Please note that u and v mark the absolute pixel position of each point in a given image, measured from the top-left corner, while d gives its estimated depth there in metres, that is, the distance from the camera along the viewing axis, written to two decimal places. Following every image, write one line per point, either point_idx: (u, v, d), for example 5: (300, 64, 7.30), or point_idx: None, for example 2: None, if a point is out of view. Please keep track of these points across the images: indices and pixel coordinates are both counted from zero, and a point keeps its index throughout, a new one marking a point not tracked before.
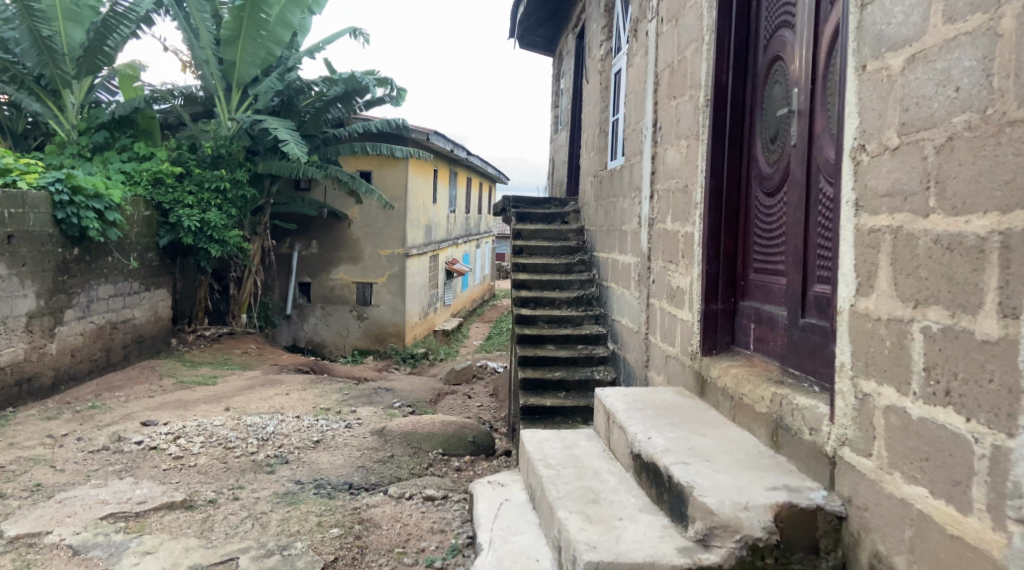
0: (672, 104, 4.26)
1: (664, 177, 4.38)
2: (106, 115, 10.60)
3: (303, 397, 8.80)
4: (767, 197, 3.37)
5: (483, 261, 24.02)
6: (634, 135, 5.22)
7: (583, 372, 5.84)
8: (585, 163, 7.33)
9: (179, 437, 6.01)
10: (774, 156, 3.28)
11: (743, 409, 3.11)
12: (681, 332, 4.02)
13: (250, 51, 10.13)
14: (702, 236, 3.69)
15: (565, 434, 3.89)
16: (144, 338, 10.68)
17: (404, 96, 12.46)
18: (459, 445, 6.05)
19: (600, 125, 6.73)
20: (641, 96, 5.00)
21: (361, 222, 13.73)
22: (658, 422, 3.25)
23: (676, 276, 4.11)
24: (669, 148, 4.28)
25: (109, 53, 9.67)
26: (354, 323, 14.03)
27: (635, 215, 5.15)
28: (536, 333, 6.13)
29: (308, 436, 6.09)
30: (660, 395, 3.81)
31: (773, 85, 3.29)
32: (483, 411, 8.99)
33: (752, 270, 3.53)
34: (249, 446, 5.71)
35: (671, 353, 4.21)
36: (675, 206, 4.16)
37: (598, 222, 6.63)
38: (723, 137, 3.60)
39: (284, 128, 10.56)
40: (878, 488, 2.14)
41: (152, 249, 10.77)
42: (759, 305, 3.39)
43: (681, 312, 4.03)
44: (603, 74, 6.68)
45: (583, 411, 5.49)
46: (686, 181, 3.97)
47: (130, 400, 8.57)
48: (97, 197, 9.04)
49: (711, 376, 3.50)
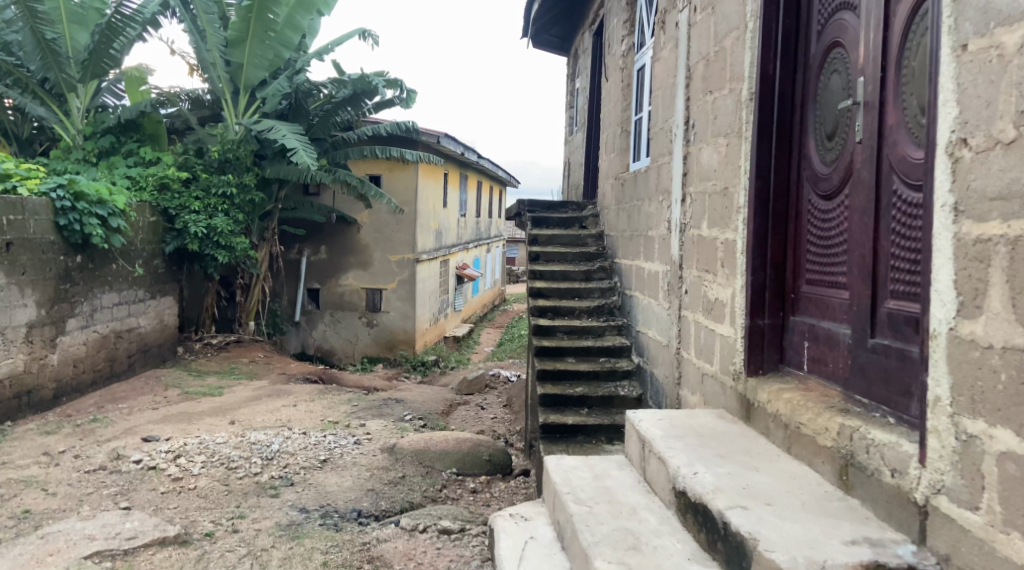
0: (707, 100, 3.92)
1: (698, 178, 4.03)
2: (111, 119, 10.29)
3: (311, 409, 8.49)
4: (823, 201, 3.02)
5: (494, 265, 23.71)
6: (662, 135, 4.86)
7: (607, 388, 5.48)
8: (605, 165, 6.97)
9: (180, 455, 5.70)
10: (832, 154, 2.94)
11: (802, 441, 2.76)
12: (721, 349, 3.66)
13: (258, 53, 9.86)
14: (747, 244, 3.33)
15: (594, 461, 3.55)
16: (149, 347, 10.40)
17: (414, 98, 12.17)
18: (475, 465, 5.74)
19: (621, 125, 6.37)
20: (670, 93, 4.65)
21: (371, 226, 13.43)
22: (702, 454, 2.89)
23: (713, 287, 3.76)
24: (706, 147, 3.92)
25: (115, 56, 9.42)
26: (363, 331, 13.71)
27: (663, 221, 4.79)
28: (555, 344, 5.77)
29: (315, 454, 5.75)
30: (698, 418, 3.46)
31: (830, 75, 2.94)
32: (497, 424, 8.65)
33: (804, 281, 3.17)
34: (252, 466, 5.39)
35: (708, 371, 3.85)
36: (712, 210, 3.80)
37: (620, 227, 6.27)
38: (770, 133, 3.26)
39: (292, 133, 10.28)
40: (987, 549, 1.80)
41: (158, 256, 10.49)
42: (815, 321, 3.03)
43: (720, 327, 3.67)
44: (625, 71, 6.32)
45: (607, 430, 5.13)
46: (725, 184, 3.62)
47: (132, 413, 8.28)
48: (100, 203, 8.77)
49: (759, 400, 3.15)
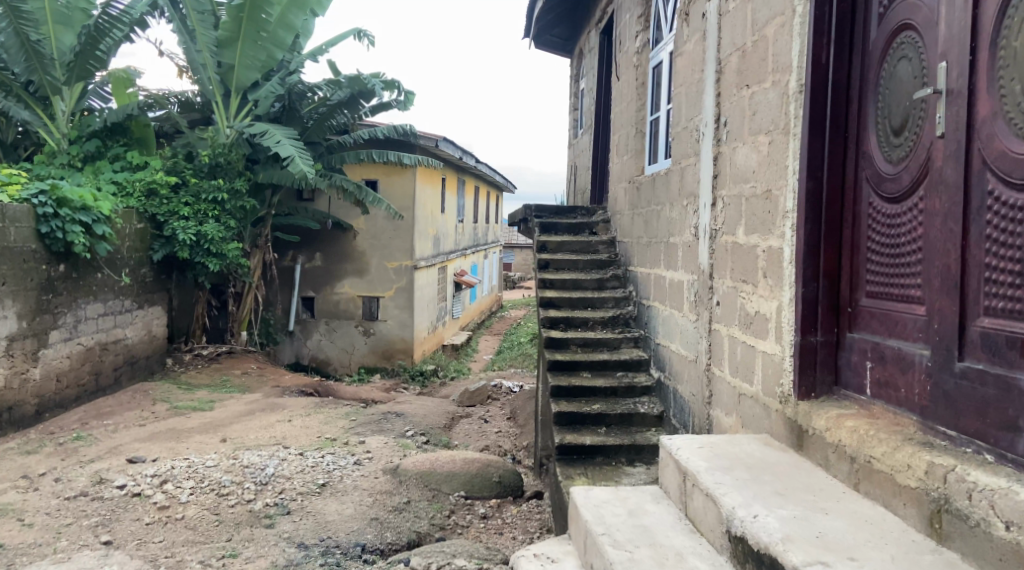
0: (743, 94, 3.59)
1: (734, 180, 3.69)
2: (98, 122, 9.91)
3: (307, 424, 8.12)
4: (887, 204, 2.68)
5: (491, 271, 23.33)
6: (686, 134, 4.54)
7: (626, 405, 5.13)
8: (616, 169, 6.65)
9: (167, 480, 5.32)
10: (899, 150, 2.60)
11: (877, 479, 2.41)
12: (763, 368, 3.32)
13: (250, 54, 9.51)
14: (798, 252, 2.98)
15: (625, 494, 3.20)
16: (137, 359, 10.00)
17: (412, 101, 11.85)
18: (484, 487, 5.41)
19: (636, 126, 6.04)
20: (697, 89, 4.32)
21: (367, 232, 13.05)
22: (758, 491, 2.54)
23: (753, 299, 3.42)
24: (743, 146, 3.58)
25: (102, 58, 9.07)
26: (360, 339, 13.29)
27: (688, 226, 4.47)
28: (569, 359, 5.43)
29: (313, 477, 5.38)
30: (742, 446, 3.10)
31: (897, 61, 2.62)
32: (502, 439, 8.29)
33: (863, 294, 2.82)
34: (245, 492, 5.02)
35: (746, 391, 3.50)
36: (751, 215, 3.47)
37: (635, 234, 5.94)
38: (823, 129, 2.92)
39: (286, 138, 9.90)
40: None
41: (145, 264, 10.09)
42: (879, 339, 2.68)
43: (762, 342, 3.32)
44: (639, 69, 6.01)
45: (628, 451, 4.77)
46: (767, 185, 3.29)
47: (119, 430, 7.89)
48: (85, 209, 8.37)
49: (815, 427, 2.80)
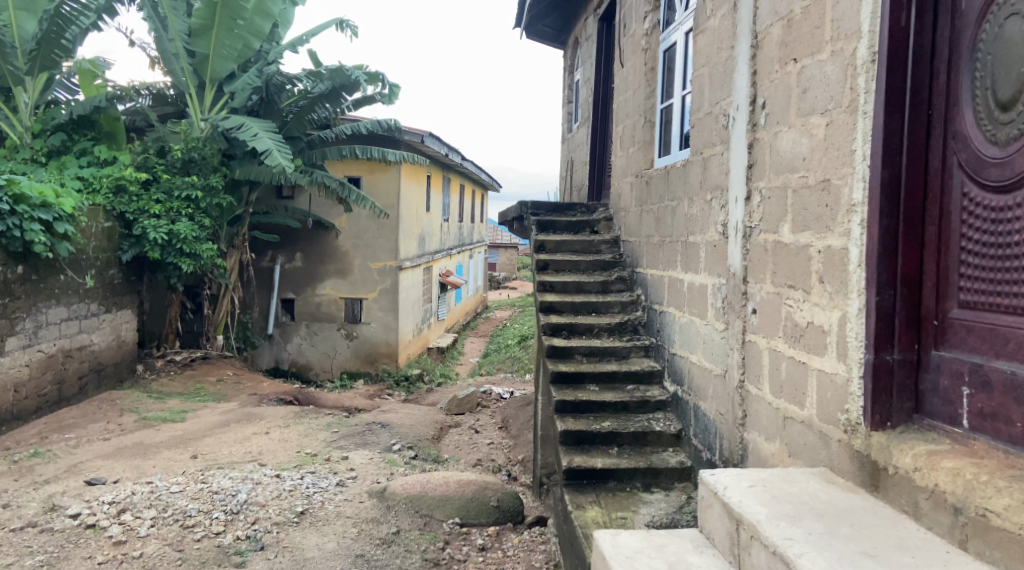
0: (789, 69, 3.10)
1: (777, 169, 3.20)
2: (63, 114, 9.29)
3: (285, 437, 7.55)
4: (988, 194, 2.21)
5: (476, 271, 22.73)
6: (709, 121, 4.06)
7: (639, 422, 4.61)
8: (620, 163, 6.15)
9: (126, 508, 4.72)
10: (1011, 130, 2.13)
11: (997, 538, 1.98)
12: (818, 390, 2.83)
13: (226, 42, 8.88)
14: (872, 252, 2.49)
15: (660, 541, 2.70)
16: (104, 366, 9.35)
17: (397, 94, 11.29)
18: (480, 512, 4.90)
19: (645, 114, 5.54)
20: (726, 68, 3.83)
21: (350, 231, 12.46)
22: (843, 553, 2.05)
23: (803, 309, 2.94)
24: (787, 132, 3.10)
25: (68, 47, 8.33)
26: (342, 343, 12.70)
27: (713, 223, 3.98)
28: (574, 371, 4.93)
29: (291, 504, 4.81)
30: (801, 484, 2.60)
31: (1006, 20, 2.14)
32: (495, 452, 7.77)
33: (954, 303, 2.34)
34: (214, 523, 4.46)
35: (795, 415, 3.01)
36: (800, 210, 2.98)
37: (644, 233, 5.45)
38: (901, 105, 2.43)
39: (265, 132, 9.30)
40: None
41: (113, 265, 9.45)
42: (981, 360, 2.21)
43: (817, 359, 2.83)
44: (648, 52, 5.50)
45: (644, 475, 4.27)
46: (823, 175, 2.80)
47: (81, 445, 7.26)
48: (45, 206, 7.70)
49: (898, 466, 2.33)
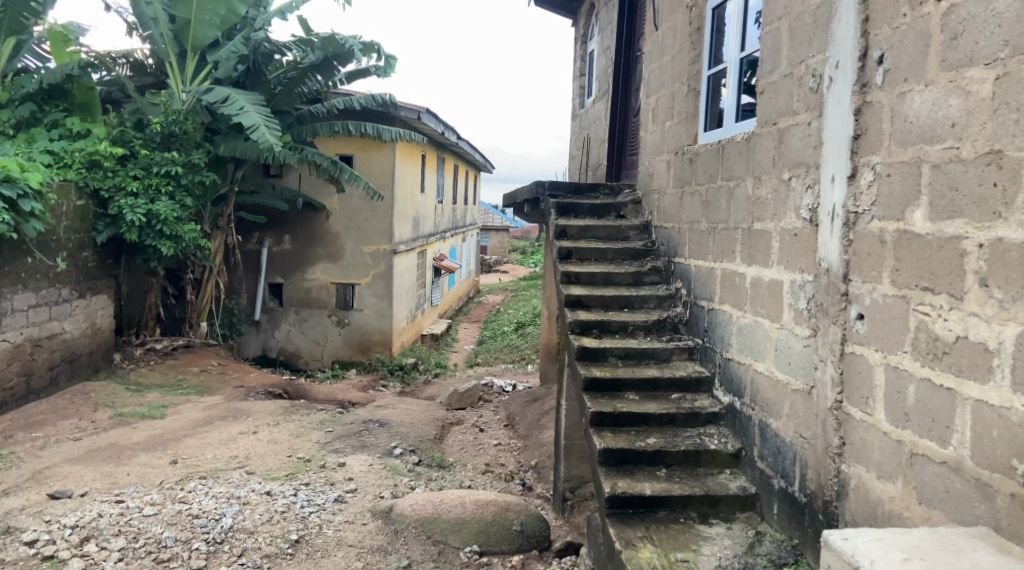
0: (926, 12, 2.45)
1: (901, 140, 2.54)
2: (32, 83, 8.45)
3: (275, 438, 6.86)
4: None
5: (468, 254, 21.88)
6: (787, 84, 3.40)
7: (689, 439, 3.96)
8: (653, 139, 5.46)
9: (90, 536, 4.01)
10: None
11: None
12: (975, 426, 2.23)
13: (208, 6, 8.07)
14: None
15: None
16: (77, 356, 8.61)
17: (394, 66, 10.52)
18: (501, 539, 4.26)
19: (688, 83, 4.85)
20: (818, 18, 3.15)
21: (341, 212, 11.68)
22: None
23: (949, 321, 2.33)
24: (924, 94, 2.46)
25: (37, 10, 7.46)
26: (333, 331, 11.99)
27: (793, 209, 3.31)
28: (610, 377, 4.26)
29: (284, 530, 4.15)
30: (973, 555, 1.98)
31: None
32: (502, 455, 7.12)
33: None
34: (195, 558, 3.81)
35: (930, 453, 2.39)
36: (947, 195, 2.35)
37: (686, 220, 4.78)
38: None
39: (252, 104, 8.51)
40: None
41: (87, 247, 8.65)
42: None
43: (975, 386, 2.24)
44: (692, 10, 4.80)
45: (701, 502, 3.64)
46: (989, 144, 2.21)
47: (48, 447, 6.53)
48: (8, 182, 6.89)
49: None
